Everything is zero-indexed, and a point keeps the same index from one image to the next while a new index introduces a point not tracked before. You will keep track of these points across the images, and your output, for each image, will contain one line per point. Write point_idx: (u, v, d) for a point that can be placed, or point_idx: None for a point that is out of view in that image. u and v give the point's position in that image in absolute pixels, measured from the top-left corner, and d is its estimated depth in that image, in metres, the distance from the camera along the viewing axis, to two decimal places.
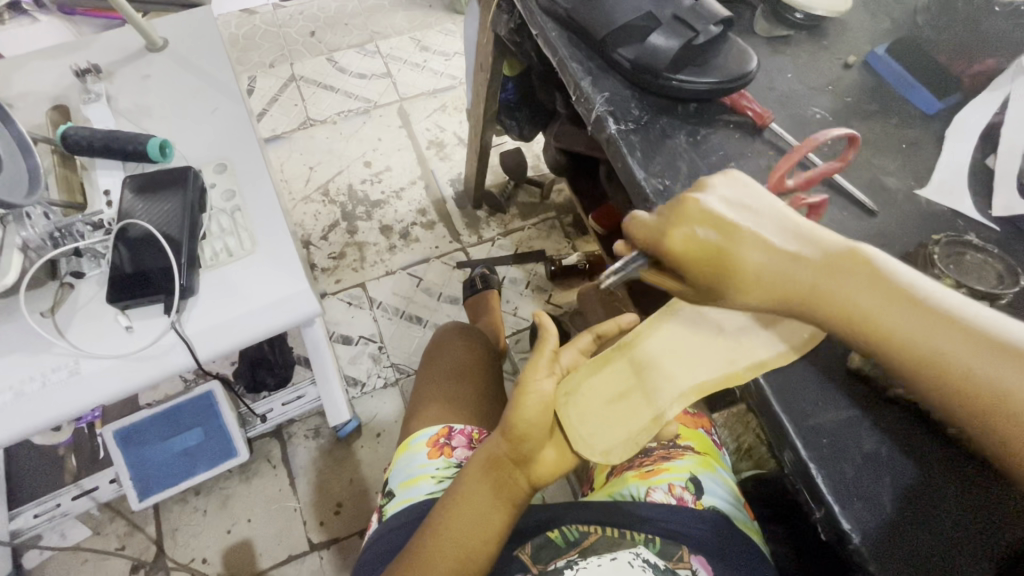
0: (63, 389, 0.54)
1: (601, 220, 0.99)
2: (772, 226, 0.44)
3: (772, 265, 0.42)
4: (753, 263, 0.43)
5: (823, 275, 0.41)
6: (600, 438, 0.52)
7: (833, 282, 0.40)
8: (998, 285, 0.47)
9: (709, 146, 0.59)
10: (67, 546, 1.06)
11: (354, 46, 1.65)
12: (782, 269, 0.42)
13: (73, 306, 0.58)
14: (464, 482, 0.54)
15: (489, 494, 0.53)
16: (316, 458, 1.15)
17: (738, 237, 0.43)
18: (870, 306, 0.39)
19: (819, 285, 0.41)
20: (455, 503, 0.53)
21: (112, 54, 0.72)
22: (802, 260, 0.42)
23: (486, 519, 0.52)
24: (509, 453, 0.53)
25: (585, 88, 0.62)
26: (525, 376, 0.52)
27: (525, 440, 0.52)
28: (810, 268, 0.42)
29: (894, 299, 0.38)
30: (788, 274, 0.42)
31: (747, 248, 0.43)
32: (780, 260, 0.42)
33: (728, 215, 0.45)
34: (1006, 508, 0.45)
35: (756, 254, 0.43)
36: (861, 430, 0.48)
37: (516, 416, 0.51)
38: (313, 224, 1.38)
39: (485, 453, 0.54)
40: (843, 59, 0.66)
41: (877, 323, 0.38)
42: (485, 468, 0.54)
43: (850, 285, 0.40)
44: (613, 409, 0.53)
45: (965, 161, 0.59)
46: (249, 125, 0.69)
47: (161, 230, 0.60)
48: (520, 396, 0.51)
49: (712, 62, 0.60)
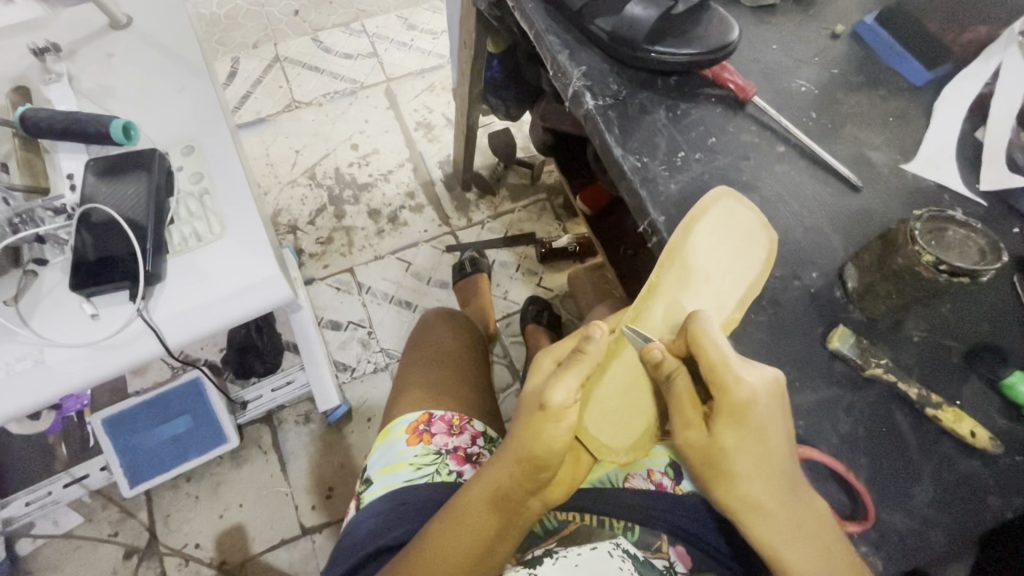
0: (30, 378, 0.53)
1: (589, 201, 0.98)
2: (779, 431, 0.43)
3: (749, 479, 0.43)
4: (739, 470, 0.43)
5: (779, 498, 0.42)
6: (620, 440, 0.53)
7: (780, 507, 0.42)
8: (979, 261, 0.43)
9: (690, 122, 0.57)
10: (60, 533, 1.05)
11: (340, 25, 1.61)
12: (754, 483, 0.43)
13: (37, 294, 0.57)
14: (464, 510, 0.49)
15: (493, 525, 0.49)
16: (307, 444, 1.15)
17: (753, 433, 0.42)
18: (794, 542, 0.42)
19: (772, 507, 0.43)
20: (451, 530, 0.49)
21: (73, 32, 0.69)
22: (779, 476, 0.42)
23: (486, 548, 0.49)
24: (525, 485, 0.47)
25: (562, 62, 0.59)
26: (550, 401, 0.46)
27: (548, 469, 0.47)
28: (778, 486, 0.42)
29: (817, 548, 0.42)
30: (753, 490, 0.43)
31: (746, 450, 0.43)
32: (765, 473, 0.42)
33: (761, 403, 0.42)
34: (981, 483, 0.45)
35: (745, 455, 0.43)
36: (839, 411, 0.47)
37: (539, 448, 0.46)
38: (299, 209, 1.36)
39: (494, 484, 0.49)
40: (831, 29, 0.64)
41: (785, 555, 0.42)
42: (492, 499, 0.49)
43: (782, 520, 0.42)
44: (631, 404, 0.53)
45: (953, 134, 0.57)
46: (216, 104, 0.66)
47: (125, 214, 0.59)
48: (542, 426, 0.46)
49: (693, 32, 0.57)
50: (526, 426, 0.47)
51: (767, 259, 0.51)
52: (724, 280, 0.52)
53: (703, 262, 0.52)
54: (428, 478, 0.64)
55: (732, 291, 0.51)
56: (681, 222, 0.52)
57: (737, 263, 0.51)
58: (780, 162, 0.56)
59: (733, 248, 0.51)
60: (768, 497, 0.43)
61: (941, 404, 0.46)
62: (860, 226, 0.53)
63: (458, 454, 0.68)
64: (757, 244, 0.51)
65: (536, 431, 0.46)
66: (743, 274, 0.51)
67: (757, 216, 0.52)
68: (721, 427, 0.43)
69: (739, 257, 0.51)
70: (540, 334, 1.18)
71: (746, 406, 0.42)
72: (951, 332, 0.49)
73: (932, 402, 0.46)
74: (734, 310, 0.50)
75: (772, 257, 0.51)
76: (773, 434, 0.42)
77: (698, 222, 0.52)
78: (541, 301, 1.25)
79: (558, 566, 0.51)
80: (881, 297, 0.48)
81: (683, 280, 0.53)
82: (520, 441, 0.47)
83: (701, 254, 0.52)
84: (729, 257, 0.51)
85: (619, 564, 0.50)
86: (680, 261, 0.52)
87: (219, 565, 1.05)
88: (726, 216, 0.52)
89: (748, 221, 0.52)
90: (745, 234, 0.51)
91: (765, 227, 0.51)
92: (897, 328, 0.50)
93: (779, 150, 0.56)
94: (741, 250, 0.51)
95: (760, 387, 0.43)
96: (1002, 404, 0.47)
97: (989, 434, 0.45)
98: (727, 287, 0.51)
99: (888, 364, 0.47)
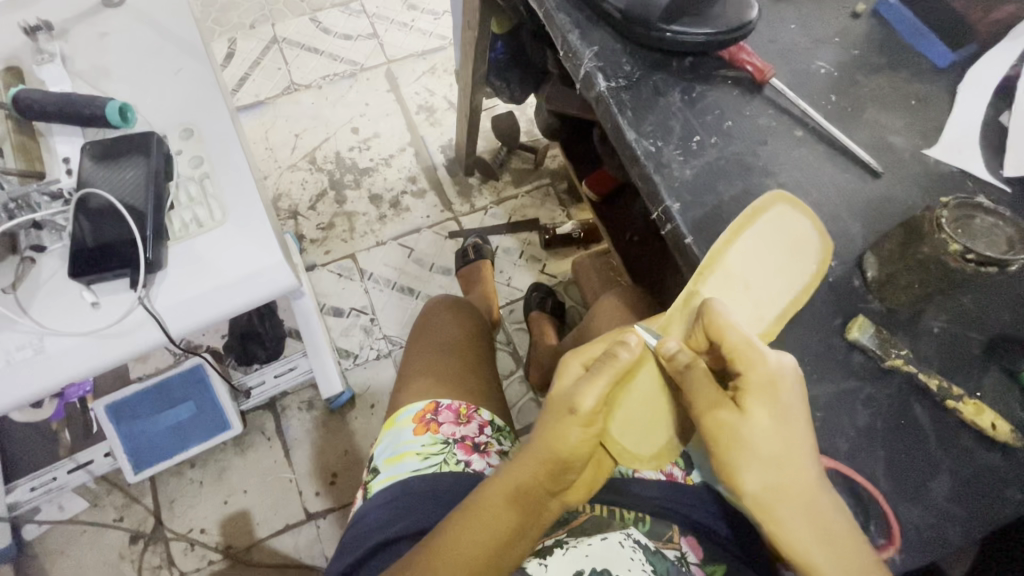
0: (30, 368, 0.52)
1: (593, 186, 0.95)
2: (793, 414, 0.42)
3: (759, 461, 0.42)
4: (752, 443, 0.42)
5: (790, 479, 0.41)
6: (644, 445, 0.52)
7: (799, 486, 0.41)
8: (1008, 251, 0.42)
9: (705, 105, 0.55)
10: (65, 519, 1.06)
11: (339, 5, 1.57)
12: (764, 464, 0.42)
13: (35, 281, 0.56)
14: (482, 504, 0.49)
15: (510, 523, 0.48)
16: (310, 430, 1.14)
17: (777, 412, 0.42)
18: (804, 527, 0.41)
19: (789, 488, 0.41)
20: (468, 527, 0.48)
21: (66, 10, 0.67)
22: (797, 458, 0.41)
23: (504, 545, 0.48)
24: (546, 485, 0.48)
25: (572, 42, 0.57)
26: (580, 404, 0.46)
27: (571, 469, 0.48)
28: (788, 469, 0.41)
29: (826, 533, 0.41)
30: (765, 472, 0.42)
31: (767, 430, 0.42)
32: (782, 453, 0.42)
33: (786, 381, 0.43)
34: (999, 476, 0.45)
35: (767, 434, 0.42)
36: (857, 403, 0.46)
37: (562, 446, 0.47)
38: (299, 194, 1.34)
39: (513, 480, 0.48)
40: (851, 8, 0.61)
41: (793, 538, 0.41)
42: (511, 496, 0.48)
43: (796, 501, 0.41)
44: (659, 413, 0.52)
45: (977, 118, 0.55)
46: (214, 86, 0.64)
47: (124, 201, 0.57)
48: (566, 427, 0.47)
49: (710, 11, 0.55)
50: (547, 426, 0.48)
51: (818, 270, 0.49)
52: (764, 289, 0.50)
53: (745, 267, 0.50)
54: (436, 467, 0.64)
55: (774, 301, 0.49)
56: (730, 228, 0.50)
57: (781, 273, 0.50)
58: (797, 147, 0.54)
59: (781, 257, 0.50)
60: (781, 477, 0.41)
61: (962, 396, 0.46)
62: (880, 214, 0.51)
63: (466, 444, 0.67)
64: (807, 254, 0.50)
65: (557, 430, 0.47)
66: (787, 284, 0.50)
67: (812, 221, 0.50)
68: (747, 406, 0.43)
69: (784, 266, 0.50)
70: (544, 320, 1.16)
71: (768, 384, 0.42)
72: (971, 323, 0.48)
73: (951, 394, 0.45)
74: (773, 323, 0.49)
75: (823, 267, 0.49)
76: (795, 413, 0.42)
77: (747, 228, 0.50)
78: (544, 288, 1.24)
79: (568, 557, 0.50)
80: (902, 287, 0.47)
81: (726, 286, 0.50)
82: (542, 440, 0.47)
83: (746, 260, 0.50)
84: (774, 267, 0.50)
85: (630, 555, 0.50)
86: (723, 268, 0.50)
87: (224, 550, 1.05)
88: (779, 225, 0.50)
89: (802, 230, 0.50)
90: (795, 244, 0.50)
91: (821, 237, 0.50)
92: (916, 319, 0.49)
93: (797, 135, 0.54)
94: (786, 260, 0.50)
95: (781, 367, 0.43)
96: (1021, 396, 0.46)
97: (1010, 427, 0.44)
98: (769, 297, 0.50)
99: (906, 355, 0.46)
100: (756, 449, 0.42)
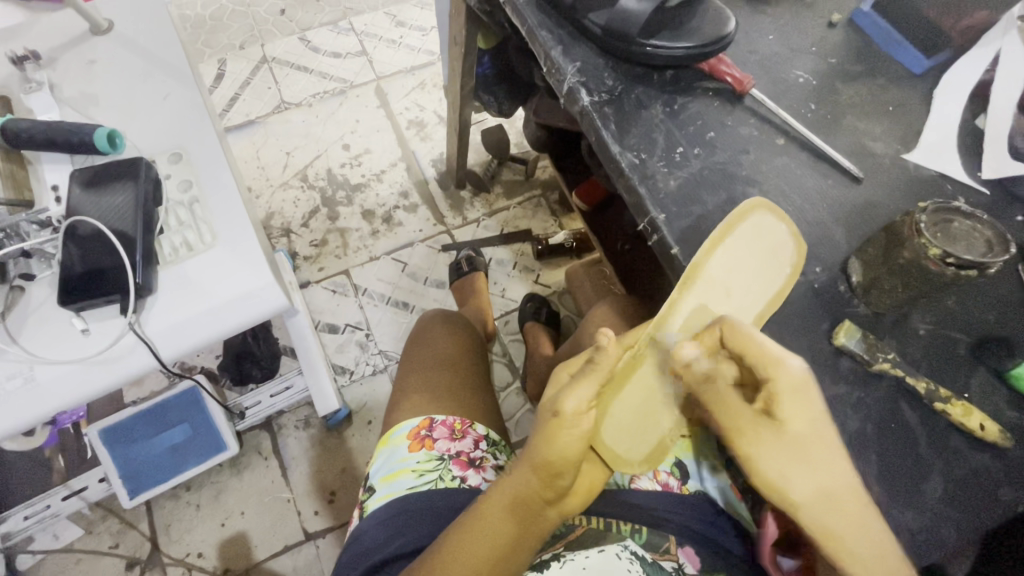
0: (20, 398, 0.52)
1: (583, 196, 0.95)
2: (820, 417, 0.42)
3: (806, 469, 0.41)
4: (791, 453, 0.41)
5: (831, 482, 0.41)
6: (634, 451, 0.53)
7: (839, 489, 0.41)
8: (986, 253, 0.42)
9: (687, 116, 0.56)
10: (59, 547, 1.04)
11: (327, 24, 1.58)
12: (809, 471, 0.41)
13: (24, 310, 0.56)
14: (483, 514, 0.49)
15: (509, 532, 0.48)
16: (308, 448, 1.14)
17: (808, 416, 0.42)
18: (850, 529, 0.40)
19: (833, 491, 0.41)
20: (471, 539, 0.49)
21: (53, 39, 0.67)
22: (833, 461, 0.41)
23: (506, 553, 0.48)
24: (544, 493, 0.48)
25: (555, 58, 0.58)
26: (564, 407, 0.45)
27: (565, 475, 0.47)
28: (826, 473, 0.41)
29: (867, 536, 0.40)
30: (812, 480, 0.41)
31: (805, 437, 0.41)
32: (821, 459, 0.41)
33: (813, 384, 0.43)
34: (992, 477, 0.45)
35: (806, 438, 0.42)
36: (848, 409, 0.47)
37: (554, 453, 0.46)
38: (292, 212, 1.34)
39: (511, 489, 0.49)
40: (827, 19, 0.63)
41: (844, 543, 0.40)
42: (512, 506, 0.48)
43: (841, 507, 0.41)
44: (646, 418, 0.53)
45: (955, 121, 0.56)
46: (201, 110, 0.65)
47: (112, 226, 0.57)
48: (557, 432, 0.46)
49: (687, 25, 0.56)
50: (540, 432, 0.47)
51: (792, 273, 0.50)
52: (744, 295, 0.51)
53: (725, 275, 0.51)
54: (431, 485, 0.63)
55: (752, 306, 0.50)
56: (706, 238, 0.50)
57: (760, 277, 0.50)
58: (779, 155, 0.55)
59: (761, 260, 0.50)
60: (823, 484, 0.41)
61: (950, 398, 0.46)
62: (862, 218, 0.52)
63: (461, 459, 0.67)
64: (782, 258, 0.50)
65: (549, 437, 0.46)
66: (764, 288, 0.50)
67: (786, 227, 0.50)
68: (782, 416, 0.42)
69: (763, 270, 0.50)
70: (539, 330, 1.17)
71: (798, 390, 0.42)
72: (957, 325, 0.49)
73: (938, 394, 0.46)
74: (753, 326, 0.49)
75: (795, 271, 0.50)
76: (820, 415, 0.42)
77: (724, 237, 0.50)
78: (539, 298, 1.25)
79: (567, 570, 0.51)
80: (887, 291, 0.47)
81: (706, 294, 0.51)
82: (536, 446, 0.47)
83: (726, 269, 0.51)
84: (752, 269, 0.50)
85: (627, 566, 0.51)
86: (704, 277, 0.51)
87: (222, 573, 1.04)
88: (754, 231, 0.50)
89: (777, 236, 0.50)
90: (772, 248, 0.50)
91: (794, 241, 0.50)
92: (902, 322, 0.49)
93: (778, 144, 0.55)
94: (764, 265, 0.50)
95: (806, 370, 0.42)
96: (1009, 395, 0.47)
97: (998, 427, 0.45)
98: (748, 302, 0.50)
99: (893, 358, 0.47)
100: (798, 457, 0.41)
